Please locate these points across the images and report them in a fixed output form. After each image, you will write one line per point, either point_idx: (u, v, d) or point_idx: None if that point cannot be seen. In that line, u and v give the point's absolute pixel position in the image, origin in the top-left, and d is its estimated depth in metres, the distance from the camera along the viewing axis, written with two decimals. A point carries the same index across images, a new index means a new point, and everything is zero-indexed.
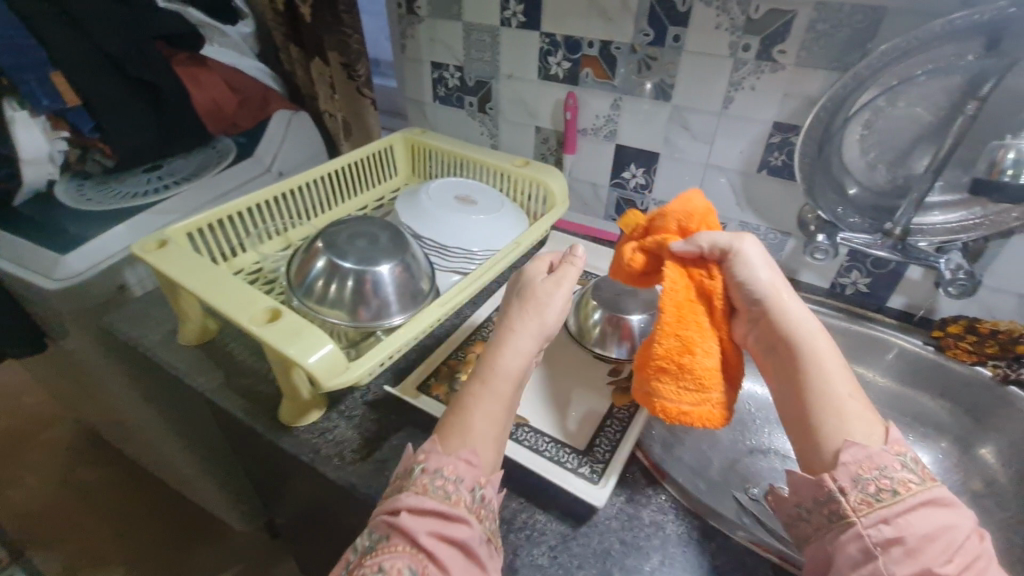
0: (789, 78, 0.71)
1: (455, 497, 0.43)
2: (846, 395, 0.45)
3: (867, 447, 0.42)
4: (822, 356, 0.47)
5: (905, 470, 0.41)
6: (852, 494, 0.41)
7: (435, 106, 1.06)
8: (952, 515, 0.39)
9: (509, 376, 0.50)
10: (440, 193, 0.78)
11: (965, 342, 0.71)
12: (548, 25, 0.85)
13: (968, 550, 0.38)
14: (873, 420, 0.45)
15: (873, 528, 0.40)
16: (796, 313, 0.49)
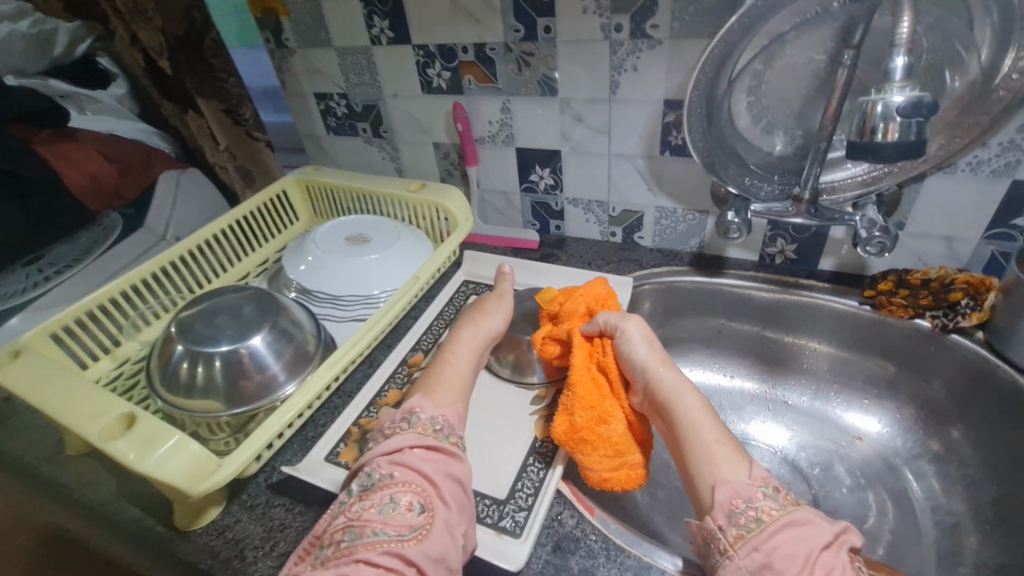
0: (669, 52, 0.66)
1: (451, 439, 0.51)
2: (713, 442, 0.48)
3: (734, 481, 0.44)
4: (695, 414, 0.50)
5: (764, 497, 0.42)
6: (727, 530, 0.42)
7: (330, 137, 1.00)
8: (814, 533, 0.40)
9: (468, 352, 0.62)
10: (329, 238, 0.73)
11: (897, 297, 0.66)
12: (418, 37, 0.79)
13: (830, 565, 0.38)
14: (742, 457, 0.47)
15: (747, 560, 0.40)
16: (673, 380, 0.53)
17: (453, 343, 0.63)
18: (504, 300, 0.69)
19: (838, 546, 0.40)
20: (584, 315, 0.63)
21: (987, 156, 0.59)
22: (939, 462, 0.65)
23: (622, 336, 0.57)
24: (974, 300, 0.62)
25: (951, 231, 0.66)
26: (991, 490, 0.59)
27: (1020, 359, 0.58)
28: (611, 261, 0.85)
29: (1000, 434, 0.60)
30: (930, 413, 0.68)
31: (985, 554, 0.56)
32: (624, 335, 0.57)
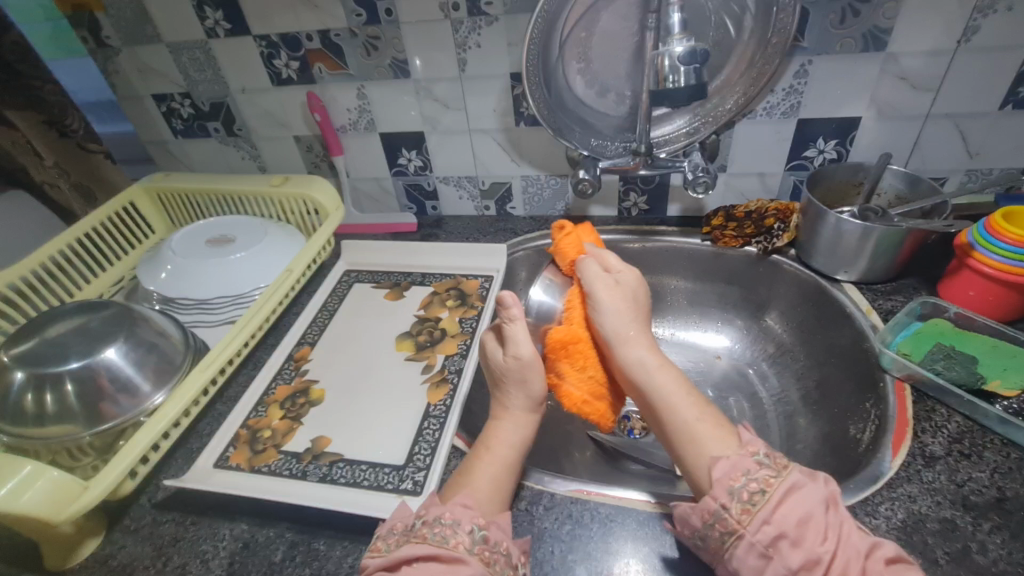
0: (506, 27, 0.71)
1: (452, 542, 0.40)
2: (693, 422, 0.48)
3: (731, 457, 0.44)
4: (674, 394, 0.51)
5: (763, 467, 0.42)
6: (730, 507, 0.41)
7: (178, 142, 0.94)
8: (813, 495, 0.40)
9: (510, 443, 0.51)
10: (187, 243, 0.70)
11: (729, 229, 0.77)
12: (257, 26, 0.77)
13: (838, 524, 0.39)
14: (726, 432, 0.47)
15: (758, 535, 0.39)
16: (643, 347, 0.54)
17: (495, 424, 0.53)
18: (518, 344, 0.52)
19: (835, 502, 0.40)
20: (501, 299, 0.56)
21: (776, 100, 0.70)
22: (776, 362, 0.77)
23: (599, 286, 0.56)
24: (784, 223, 0.73)
25: (763, 168, 0.77)
26: (813, 375, 0.71)
27: (820, 265, 0.71)
28: (487, 232, 0.89)
29: (813, 330, 0.72)
30: (763, 323, 0.80)
31: (814, 427, 0.67)
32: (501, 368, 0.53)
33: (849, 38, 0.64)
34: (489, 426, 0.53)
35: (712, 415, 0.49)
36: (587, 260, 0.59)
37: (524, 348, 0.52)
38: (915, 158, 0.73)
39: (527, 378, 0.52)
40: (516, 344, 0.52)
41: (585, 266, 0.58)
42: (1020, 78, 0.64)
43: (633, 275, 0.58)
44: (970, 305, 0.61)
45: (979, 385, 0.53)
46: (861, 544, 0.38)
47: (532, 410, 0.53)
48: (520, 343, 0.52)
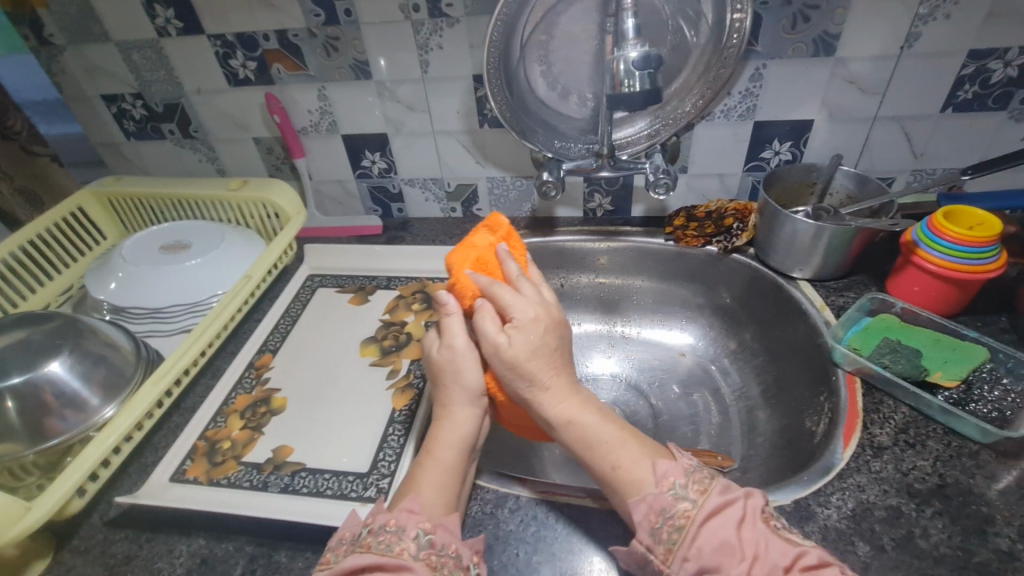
0: (467, 29, 0.71)
1: (398, 548, 0.40)
2: (610, 470, 0.46)
3: (647, 496, 0.43)
4: (596, 433, 0.47)
5: (680, 501, 0.42)
6: (655, 548, 0.42)
7: (131, 144, 0.90)
8: (731, 516, 0.40)
9: (452, 443, 0.49)
10: (139, 250, 0.68)
11: (690, 229, 0.78)
12: (211, 25, 0.74)
13: (754, 540, 0.39)
14: (646, 467, 0.45)
15: (681, 572, 0.40)
16: (558, 390, 0.49)
17: (437, 423, 0.50)
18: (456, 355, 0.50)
19: (753, 517, 0.41)
20: (467, 287, 0.51)
21: (733, 103, 0.72)
22: (737, 358, 0.79)
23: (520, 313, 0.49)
24: (742, 223, 0.75)
25: (723, 169, 0.79)
26: (772, 370, 0.73)
27: (777, 263, 0.73)
28: (454, 234, 0.88)
29: (772, 326, 0.75)
30: (725, 320, 0.82)
31: (773, 421, 0.69)
32: (497, 346, 0.48)
33: (800, 43, 0.66)
34: (434, 425, 0.51)
35: (637, 441, 0.47)
36: (498, 288, 0.49)
37: (458, 340, 0.50)
38: (865, 159, 0.76)
39: (459, 369, 0.50)
40: (450, 336, 0.50)
41: (500, 298, 0.49)
42: (959, 83, 0.67)
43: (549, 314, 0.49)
44: (914, 299, 0.64)
45: (923, 376, 0.56)
46: (780, 557, 0.38)
47: (475, 402, 0.50)
48: (454, 335, 0.50)
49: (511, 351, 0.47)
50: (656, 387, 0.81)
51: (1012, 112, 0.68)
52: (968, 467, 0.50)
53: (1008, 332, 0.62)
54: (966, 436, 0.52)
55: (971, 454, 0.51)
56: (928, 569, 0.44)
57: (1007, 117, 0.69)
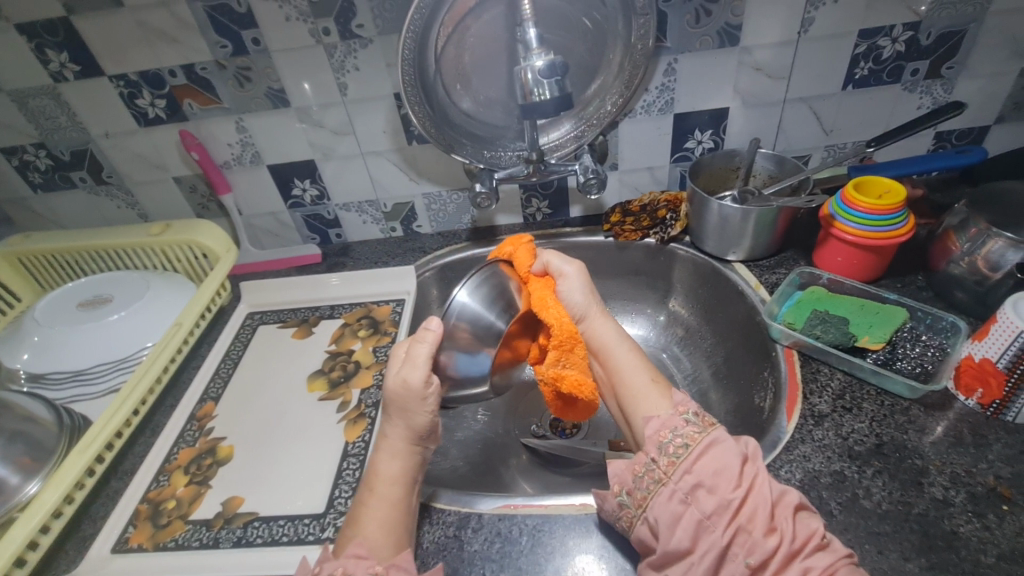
0: (382, 48, 0.70)
1: None
2: (644, 382, 0.51)
3: (661, 416, 0.47)
4: (629, 361, 0.53)
5: (690, 424, 0.46)
6: (660, 460, 0.45)
7: (40, 197, 0.85)
8: (731, 450, 0.43)
9: (391, 477, 0.48)
10: (56, 312, 0.64)
11: (627, 224, 0.80)
12: (111, 66, 0.71)
13: (752, 474, 0.42)
14: (663, 393, 0.50)
15: (680, 484, 0.43)
16: (607, 324, 0.56)
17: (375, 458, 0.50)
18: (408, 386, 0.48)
19: (754, 455, 0.44)
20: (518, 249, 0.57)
21: (652, 98, 0.74)
22: (686, 345, 0.81)
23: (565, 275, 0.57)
24: (675, 213, 0.78)
25: (651, 163, 0.81)
26: (719, 352, 0.75)
27: (711, 249, 0.75)
28: (396, 254, 0.87)
29: (715, 310, 0.77)
30: (672, 308, 0.84)
31: (725, 401, 0.71)
32: (553, 268, 0.57)
33: (706, 36, 0.68)
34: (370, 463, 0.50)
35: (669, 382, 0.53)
36: (548, 251, 0.59)
37: (417, 373, 0.48)
38: (782, 140, 0.79)
39: (407, 408, 0.48)
40: (411, 368, 0.48)
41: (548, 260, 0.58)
42: (854, 61, 0.71)
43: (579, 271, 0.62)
44: (839, 270, 0.67)
45: (852, 342, 0.58)
46: (772, 492, 0.41)
47: (415, 441, 0.50)
48: (417, 368, 0.48)
49: (570, 274, 0.57)
50: None
51: (905, 83, 0.73)
52: (901, 424, 0.53)
53: (926, 290, 0.65)
54: (896, 394, 0.55)
55: (902, 411, 0.54)
56: (874, 526, 0.46)
57: (901, 89, 0.73)
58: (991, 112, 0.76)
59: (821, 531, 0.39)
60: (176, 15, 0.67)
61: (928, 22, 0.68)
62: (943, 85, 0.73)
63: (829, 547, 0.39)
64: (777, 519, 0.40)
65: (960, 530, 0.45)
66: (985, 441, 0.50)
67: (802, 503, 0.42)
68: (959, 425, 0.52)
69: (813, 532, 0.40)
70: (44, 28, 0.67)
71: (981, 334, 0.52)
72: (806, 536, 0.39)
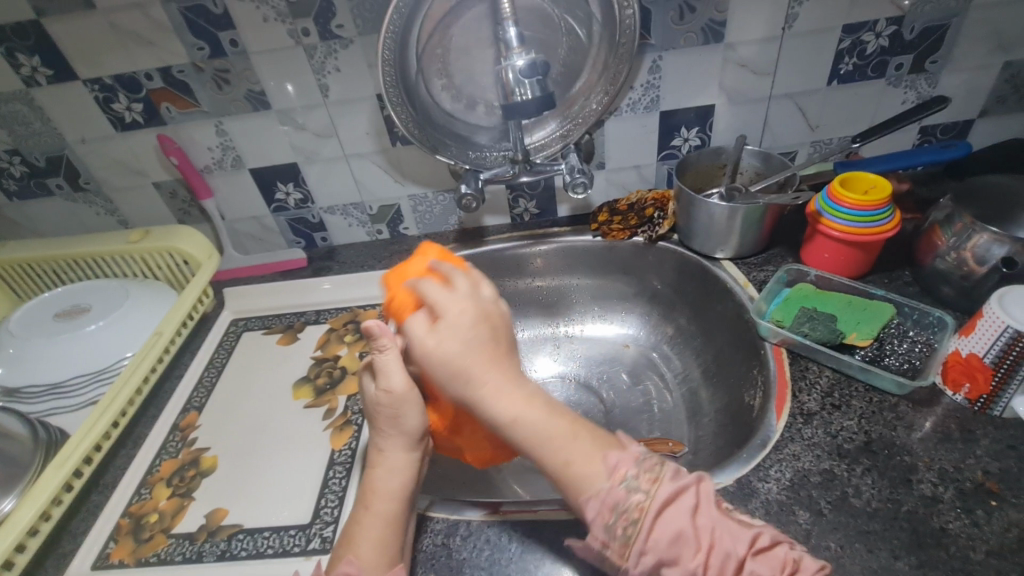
0: (362, 49, 0.69)
1: None
2: (565, 466, 0.42)
3: (601, 492, 0.41)
4: (543, 429, 0.43)
5: (634, 493, 0.41)
6: (611, 543, 0.41)
7: (16, 204, 0.83)
8: (681, 509, 0.40)
9: (389, 493, 0.46)
10: (33, 325, 0.63)
11: (615, 224, 0.79)
12: (84, 70, 0.69)
13: (709, 528, 0.40)
14: (598, 455, 0.43)
15: (640, 565, 0.40)
16: (502, 385, 0.44)
17: (372, 472, 0.48)
18: (404, 408, 0.46)
19: (706, 504, 0.41)
20: (403, 299, 0.49)
21: (637, 96, 0.73)
22: (675, 343, 0.81)
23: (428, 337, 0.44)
24: (662, 211, 0.77)
25: (638, 161, 0.80)
26: (710, 350, 0.75)
27: (699, 247, 0.75)
28: (383, 257, 0.86)
29: (704, 308, 0.76)
30: (661, 307, 0.83)
31: (715, 400, 0.71)
32: (425, 348, 0.44)
33: (690, 33, 0.68)
34: (368, 473, 0.48)
35: (589, 434, 0.44)
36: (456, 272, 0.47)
37: (396, 380, 0.46)
38: (768, 136, 0.79)
39: (399, 414, 0.47)
40: (387, 376, 0.46)
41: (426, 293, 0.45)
42: (839, 57, 0.70)
43: (476, 303, 0.45)
44: (826, 266, 0.67)
45: (840, 339, 0.58)
46: (736, 546, 0.39)
47: (414, 448, 0.48)
48: (392, 375, 0.45)
49: (437, 357, 0.44)
50: (605, 382, 0.81)
51: (889, 79, 0.73)
52: (890, 421, 0.52)
53: (912, 285, 0.66)
54: (885, 390, 0.55)
55: (890, 407, 0.54)
56: (864, 525, 0.45)
57: (886, 85, 0.73)
58: (975, 105, 0.76)
59: (791, 559, 0.38)
60: (151, 17, 0.65)
61: (911, 17, 0.68)
62: (927, 80, 0.73)
63: (801, 571, 0.38)
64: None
65: (949, 527, 0.45)
66: (973, 437, 0.50)
67: (773, 541, 0.40)
68: (947, 420, 0.52)
69: (783, 564, 0.38)
70: (14, 32, 0.66)
71: (968, 329, 0.52)
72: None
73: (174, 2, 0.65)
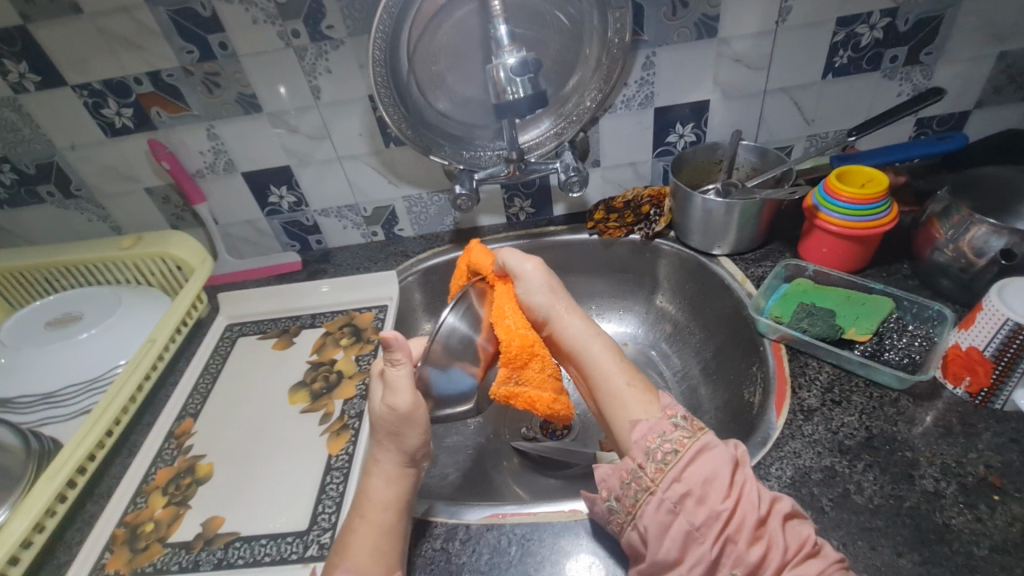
0: (353, 49, 0.68)
1: None
2: (625, 388, 0.49)
3: (650, 419, 0.46)
4: (606, 361, 0.51)
5: (678, 428, 0.44)
6: (647, 466, 0.43)
7: (7, 212, 0.82)
8: (721, 456, 0.42)
9: (384, 503, 0.46)
10: (24, 334, 0.62)
11: (611, 221, 0.79)
12: (72, 75, 0.68)
13: (742, 482, 0.41)
14: (651, 396, 0.48)
15: (668, 492, 0.42)
16: (577, 321, 0.53)
17: (366, 482, 0.48)
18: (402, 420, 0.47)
19: (743, 461, 0.43)
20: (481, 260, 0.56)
21: (632, 93, 0.73)
22: (674, 341, 0.80)
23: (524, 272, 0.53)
24: (658, 208, 0.77)
25: (633, 158, 0.80)
26: (708, 347, 0.74)
27: (696, 243, 0.74)
28: (378, 259, 0.85)
29: (702, 305, 0.76)
30: (658, 305, 0.83)
31: (715, 397, 0.70)
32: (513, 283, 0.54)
33: (684, 28, 0.67)
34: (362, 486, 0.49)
35: (641, 377, 0.50)
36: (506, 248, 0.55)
37: (403, 399, 0.47)
38: (763, 131, 0.78)
39: (400, 431, 0.48)
40: (394, 393, 0.47)
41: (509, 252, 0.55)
42: (834, 50, 0.70)
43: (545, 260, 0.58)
44: (824, 261, 0.67)
45: (839, 335, 0.57)
46: (762, 502, 0.40)
47: (408, 464, 0.49)
48: (399, 393, 0.47)
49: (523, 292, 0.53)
50: None
51: (885, 71, 0.72)
52: (891, 416, 0.52)
53: (911, 279, 0.65)
54: (885, 385, 0.54)
55: (891, 402, 0.53)
56: (866, 522, 0.45)
57: (881, 77, 0.73)
58: (971, 97, 0.75)
59: (811, 539, 0.39)
60: (139, 21, 0.65)
61: (906, 8, 0.67)
62: (922, 71, 0.72)
63: (820, 553, 0.39)
64: (767, 531, 0.39)
65: (952, 522, 0.44)
66: (974, 431, 0.50)
67: (794, 510, 0.41)
68: (948, 415, 0.51)
69: (804, 541, 0.39)
70: None
71: (967, 322, 0.51)
72: (797, 544, 0.39)
73: (161, 5, 0.64)
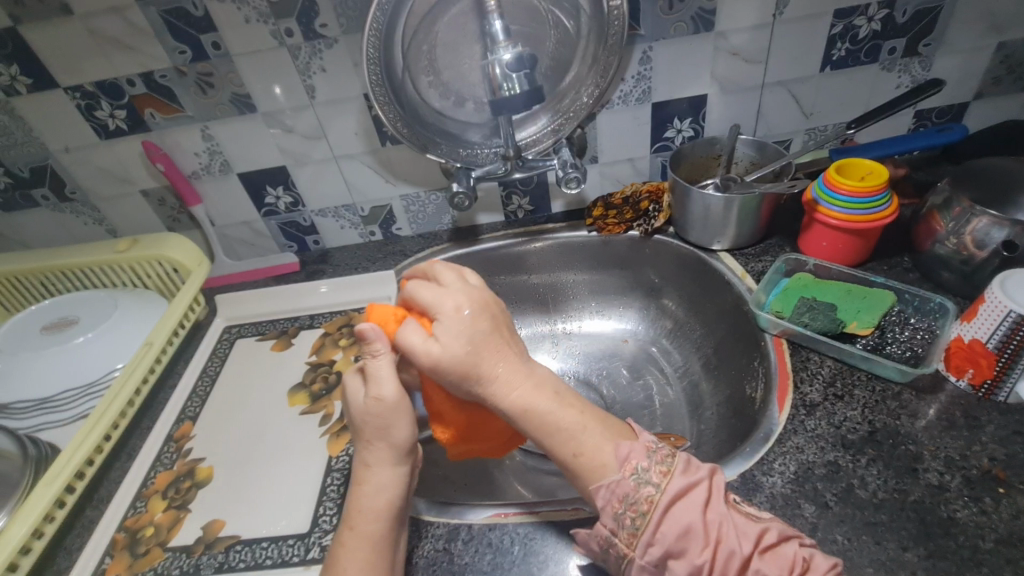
0: (347, 47, 0.68)
1: None
2: (574, 457, 0.43)
3: (608, 484, 0.42)
4: (559, 418, 0.44)
5: (643, 486, 0.41)
6: (619, 533, 0.41)
7: (1, 217, 0.82)
8: (694, 500, 0.41)
9: (374, 513, 0.45)
10: (20, 338, 0.62)
11: (610, 218, 0.78)
12: (64, 77, 0.68)
13: (717, 522, 0.40)
14: (612, 447, 0.44)
15: (645, 556, 0.40)
16: (510, 377, 0.44)
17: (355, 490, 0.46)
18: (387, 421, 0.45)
19: (716, 498, 0.41)
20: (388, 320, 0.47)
21: (628, 88, 0.72)
22: (674, 337, 0.80)
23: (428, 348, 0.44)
24: (657, 204, 0.77)
25: (631, 154, 0.79)
26: (709, 343, 0.74)
27: (695, 239, 0.74)
28: (377, 259, 0.85)
29: (703, 301, 0.76)
30: (658, 301, 0.83)
31: (716, 393, 0.70)
32: (429, 357, 0.43)
33: (681, 22, 0.67)
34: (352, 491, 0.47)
35: (599, 423, 0.45)
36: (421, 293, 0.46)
37: (388, 388, 0.44)
38: (761, 124, 0.78)
39: (387, 424, 0.45)
40: (379, 383, 0.45)
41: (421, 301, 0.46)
42: (831, 42, 0.69)
43: (472, 291, 0.47)
44: (824, 255, 0.66)
45: (840, 329, 0.57)
46: (743, 542, 0.39)
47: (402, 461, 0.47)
48: (383, 382, 0.44)
49: (446, 360, 0.43)
50: (604, 378, 0.80)
51: (883, 63, 0.72)
52: (894, 409, 0.52)
53: (912, 271, 0.65)
54: (888, 378, 0.54)
55: (894, 395, 0.53)
56: (870, 517, 0.45)
57: (879, 69, 0.72)
58: (970, 87, 0.75)
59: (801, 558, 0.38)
60: (130, 21, 0.64)
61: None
62: (921, 63, 0.72)
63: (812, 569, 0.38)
64: (754, 572, 0.38)
65: (957, 516, 0.44)
66: (978, 423, 0.50)
67: (781, 536, 0.40)
68: (951, 407, 0.51)
69: (792, 564, 0.38)
70: None
71: (970, 314, 0.51)
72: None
73: (153, 5, 0.63)
